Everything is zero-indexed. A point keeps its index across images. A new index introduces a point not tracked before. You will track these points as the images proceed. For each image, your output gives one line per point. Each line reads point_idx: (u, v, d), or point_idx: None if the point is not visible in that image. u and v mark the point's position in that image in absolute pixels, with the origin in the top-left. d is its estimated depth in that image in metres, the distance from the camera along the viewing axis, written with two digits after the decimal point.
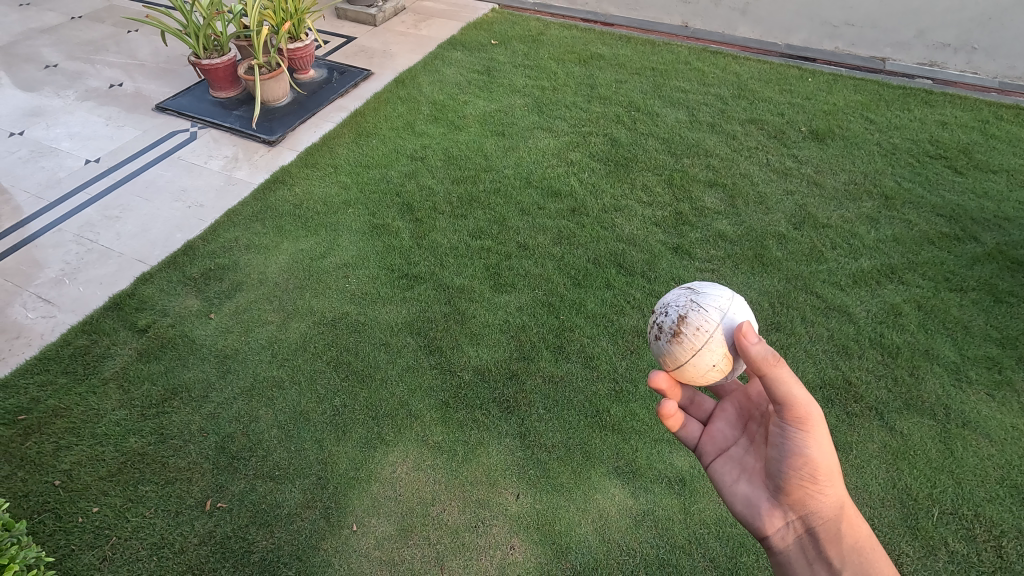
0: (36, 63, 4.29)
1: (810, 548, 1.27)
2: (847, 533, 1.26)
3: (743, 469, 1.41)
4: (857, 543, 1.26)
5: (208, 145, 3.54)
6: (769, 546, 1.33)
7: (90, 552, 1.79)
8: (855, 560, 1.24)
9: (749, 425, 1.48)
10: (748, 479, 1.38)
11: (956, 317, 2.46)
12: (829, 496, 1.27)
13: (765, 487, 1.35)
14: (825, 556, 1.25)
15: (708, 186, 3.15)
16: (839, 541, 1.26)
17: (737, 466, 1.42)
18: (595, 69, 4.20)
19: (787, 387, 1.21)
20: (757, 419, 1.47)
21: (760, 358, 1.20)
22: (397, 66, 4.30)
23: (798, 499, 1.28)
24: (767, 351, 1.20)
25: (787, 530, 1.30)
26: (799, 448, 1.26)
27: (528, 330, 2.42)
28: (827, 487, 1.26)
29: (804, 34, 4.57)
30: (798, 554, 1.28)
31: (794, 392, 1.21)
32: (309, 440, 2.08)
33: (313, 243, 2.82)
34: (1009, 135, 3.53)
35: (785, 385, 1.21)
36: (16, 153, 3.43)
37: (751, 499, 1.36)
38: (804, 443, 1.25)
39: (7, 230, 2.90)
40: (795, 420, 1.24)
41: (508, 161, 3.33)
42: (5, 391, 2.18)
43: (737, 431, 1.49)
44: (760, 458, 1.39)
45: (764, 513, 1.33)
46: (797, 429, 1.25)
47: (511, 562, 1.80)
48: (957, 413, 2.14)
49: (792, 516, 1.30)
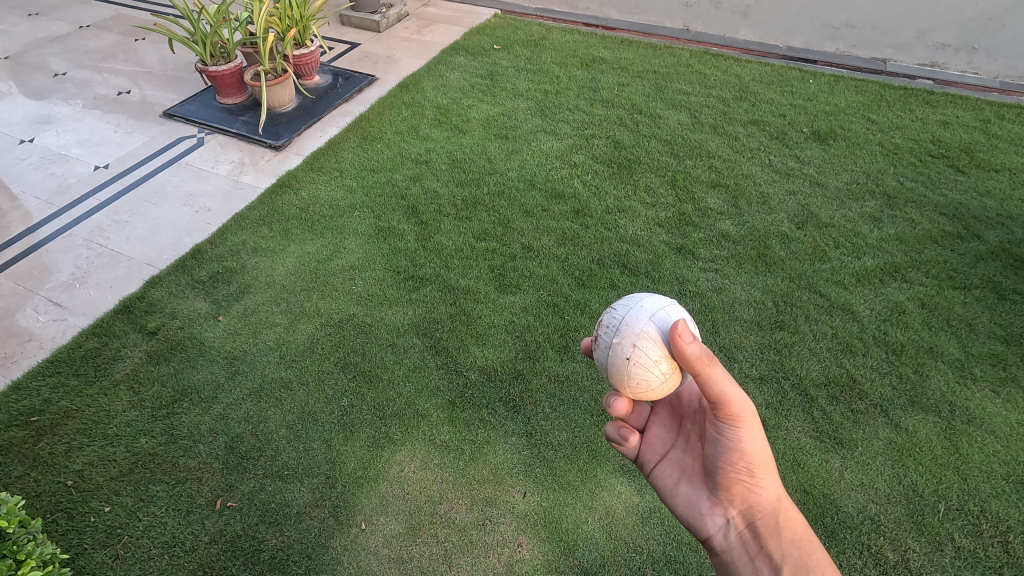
0: (45, 72, 4.35)
1: (752, 544, 1.26)
2: (785, 526, 1.26)
3: (683, 469, 1.42)
4: (796, 535, 1.25)
5: (215, 150, 3.58)
6: (711, 547, 1.32)
7: (102, 551, 1.81)
8: (796, 552, 1.23)
9: (684, 425, 1.49)
10: (688, 480, 1.40)
11: (960, 315, 2.47)
12: (766, 488, 1.28)
13: (706, 487, 1.36)
14: (766, 551, 1.24)
15: (711, 187, 3.17)
16: (780, 535, 1.25)
17: (676, 468, 1.44)
18: (597, 72, 4.23)
19: (720, 386, 1.21)
20: (691, 418, 1.49)
21: (694, 357, 1.19)
22: (400, 71, 4.34)
23: (737, 494, 1.30)
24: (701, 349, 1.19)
25: (728, 527, 1.31)
26: (735, 443, 1.27)
27: (534, 330, 2.44)
28: (763, 478, 1.28)
29: (804, 36, 4.59)
30: (740, 552, 1.27)
31: (726, 390, 1.22)
32: (317, 440, 2.09)
33: (320, 246, 2.85)
34: (1011, 134, 3.55)
35: (717, 384, 1.21)
36: (26, 160, 3.47)
37: (692, 499, 1.37)
38: (739, 437, 1.27)
39: (17, 236, 2.94)
40: (728, 416, 1.26)
41: (512, 163, 3.36)
42: (18, 394, 2.21)
43: (673, 433, 1.50)
44: (697, 457, 1.41)
45: (706, 513, 1.34)
46: (731, 425, 1.27)
47: (519, 560, 1.81)
48: (962, 410, 2.14)
49: (733, 513, 1.30)
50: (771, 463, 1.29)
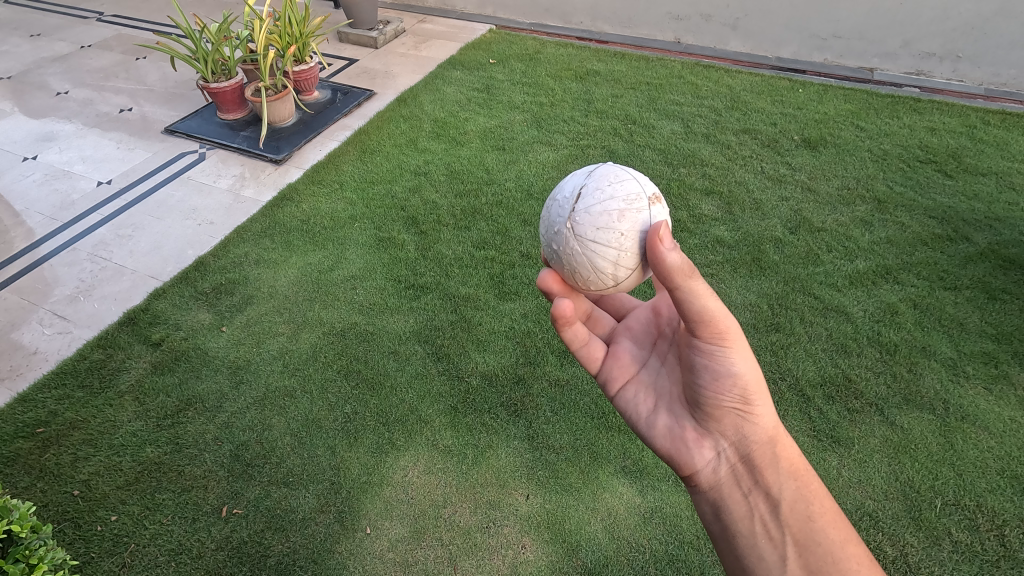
0: (47, 91, 4.42)
1: (746, 479, 1.19)
2: (781, 456, 1.20)
3: (659, 396, 1.37)
4: (793, 466, 1.20)
5: (216, 165, 3.63)
6: (696, 483, 1.25)
7: (109, 559, 1.83)
8: (793, 484, 1.18)
9: (658, 345, 1.46)
10: (666, 407, 1.34)
11: (952, 315, 2.51)
12: (760, 418, 1.22)
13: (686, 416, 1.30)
14: (763, 486, 1.18)
15: (704, 195, 3.23)
16: (776, 466, 1.19)
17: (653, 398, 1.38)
18: (591, 84, 4.31)
19: (703, 301, 1.12)
20: (666, 340, 1.45)
21: (675, 267, 1.08)
22: (398, 86, 4.42)
23: (728, 424, 1.22)
24: (680, 261, 1.09)
25: (718, 461, 1.23)
26: (728, 371, 1.19)
27: (534, 335, 2.48)
28: (757, 406, 1.21)
29: (793, 47, 4.70)
30: (731, 488, 1.20)
31: (708, 304, 1.12)
32: (321, 446, 2.12)
33: (321, 257, 2.89)
34: (996, 139, 3.63)
35: (698, 297, 1.11)
36: (30, 177, 3.52)
37: (671, 428, 1.31)
38: (726, 362, 1.18)
39: (20, 252, 2.97)
40: (715, 337, 1.16)
41: (509, 174, 3.42)
42: (24, 405, 2.23)
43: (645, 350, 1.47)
44: (676, 385, 1.36)
45: (692, 445, 1.26)
46: (717, 347, 1.17)
47: (523, 561, 1.83)
48: (956, 407, 2.18)
49: (724, 444, 1.23)
50: (763, 388, 1.22)
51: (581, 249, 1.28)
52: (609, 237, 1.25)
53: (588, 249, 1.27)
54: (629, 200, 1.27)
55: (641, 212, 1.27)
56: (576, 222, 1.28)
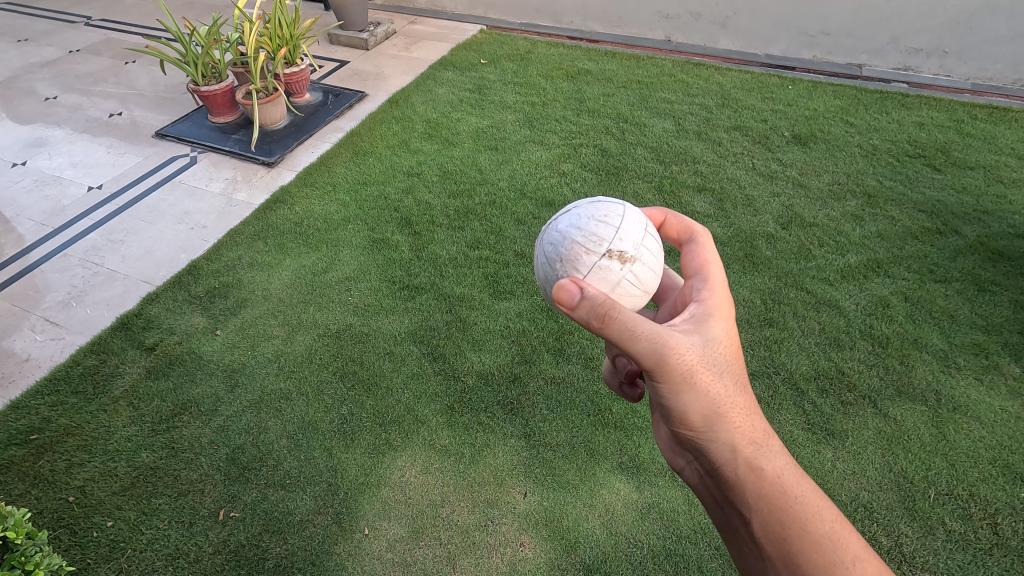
0: (35, 97, 4.38)
1: (716, 494, 1.21)
2: (749, 479, 1.14)
3: None
4: (764, 488, 1.12)
5: (208, 169, 3.61)
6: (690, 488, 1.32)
7: (106, 565, 1.82)
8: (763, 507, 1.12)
9: None
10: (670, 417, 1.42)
11: (942, 306, 2.54)
12: (722, 439, 1.19)
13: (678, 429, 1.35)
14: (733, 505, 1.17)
15: (697, 192, 3.25)
16: (741, 488, 1.15)
17: None
18: (582, 83, 4.33)
19: (622, 345, 1.17)
20: None
21: (582, 322, 1.17)
22: (389, 87, 4.42)
23: (692, 442, 1.24)
24: (585, 314, 1.16)
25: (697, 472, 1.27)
26: (672, 399, 1.22)
27: (529, 334, 2.48)
28: (715, 428, 1.19)
29: (782, 45, 4.74)
30: (708, 499, 1.24)
31: (628, 347, 1.16)
32: (318, 448, 2.11)
33: (315, 259, 2.89)
34: (984, 133, 3.67)
35: (619, 343, 1.17)
36: (19, 183, 3.49)
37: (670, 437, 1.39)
38: (669, 391, 1.20)
39: (10, 258, 2.95)
40: (649, 372, 1.20)
41: (503, 173, 3.42)
42: (17, 412, 2.22)
43: None
44: None
45: (679, 456, 1.34)
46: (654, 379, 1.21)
47: (521, 559, 1.83)
48: (948, 398, 2.20)
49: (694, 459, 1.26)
50: (724, 407, 1.18)
51: (539, 263, 1.43)
52: (556, 256, 1.36)
53: (542, 264, 1.41)
54: (587, 237, 1.34)
55: (591, 255, 1.33)
56: (544, 242, 1.42)
